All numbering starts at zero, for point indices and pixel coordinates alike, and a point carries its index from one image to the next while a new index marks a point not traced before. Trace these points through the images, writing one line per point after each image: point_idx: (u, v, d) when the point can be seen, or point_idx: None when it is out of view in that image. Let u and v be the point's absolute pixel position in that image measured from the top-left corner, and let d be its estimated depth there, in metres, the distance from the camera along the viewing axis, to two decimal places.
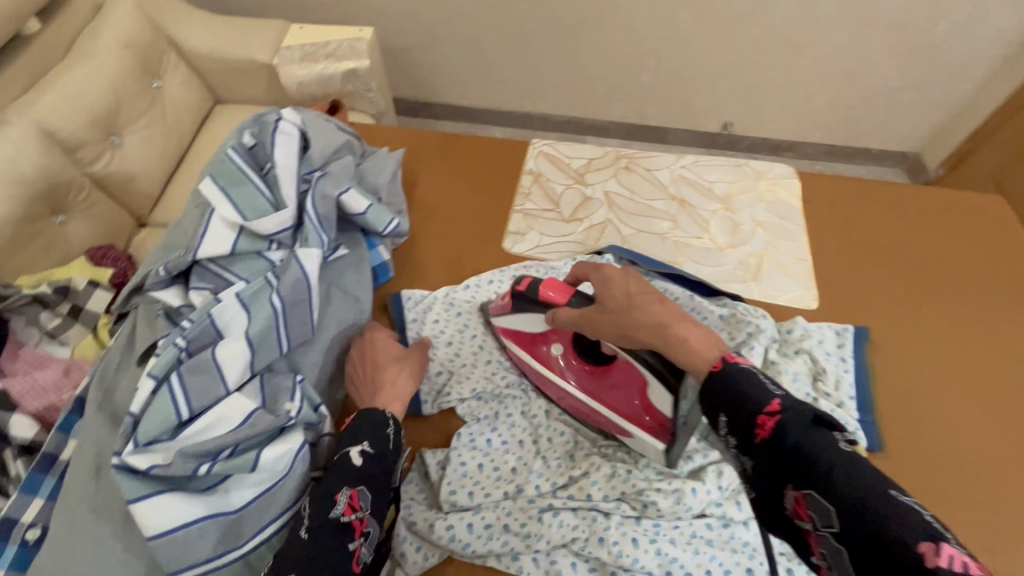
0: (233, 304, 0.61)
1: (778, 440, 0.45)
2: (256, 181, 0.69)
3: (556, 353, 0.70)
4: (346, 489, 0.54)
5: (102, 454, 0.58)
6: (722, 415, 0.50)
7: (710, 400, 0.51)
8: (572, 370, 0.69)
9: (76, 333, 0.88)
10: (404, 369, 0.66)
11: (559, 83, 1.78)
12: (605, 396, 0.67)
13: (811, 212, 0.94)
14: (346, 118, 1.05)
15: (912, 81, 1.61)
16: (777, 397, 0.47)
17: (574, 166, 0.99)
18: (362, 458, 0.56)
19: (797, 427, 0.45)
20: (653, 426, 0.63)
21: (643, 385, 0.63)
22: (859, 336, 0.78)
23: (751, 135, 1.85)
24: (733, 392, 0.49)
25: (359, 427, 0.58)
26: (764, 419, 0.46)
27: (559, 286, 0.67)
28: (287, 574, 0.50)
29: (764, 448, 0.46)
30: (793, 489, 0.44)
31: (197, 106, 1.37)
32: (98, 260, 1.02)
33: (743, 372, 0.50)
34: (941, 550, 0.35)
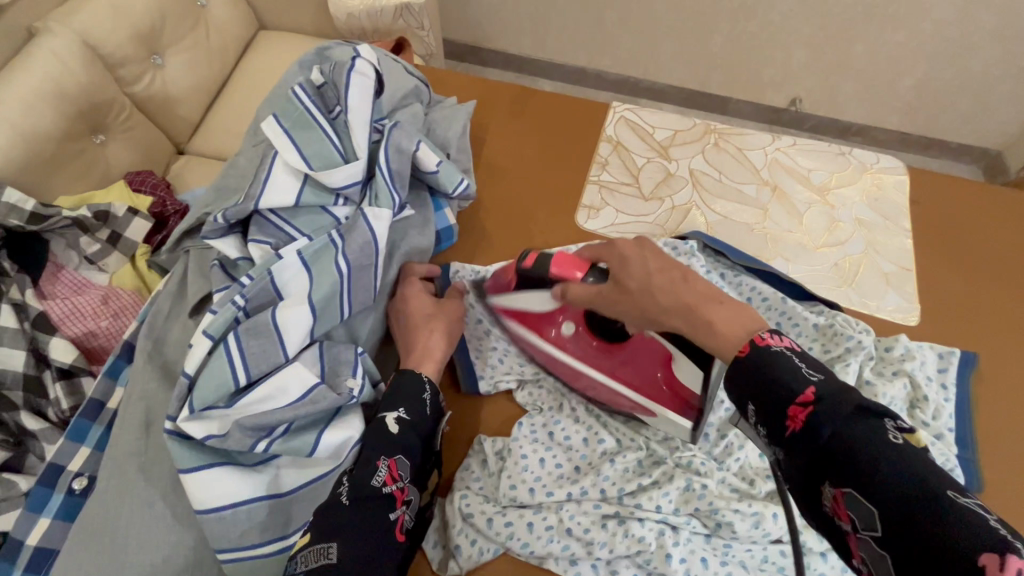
0: (294, 264, 0.55)
1: (812, 432, 0.39)
2: (324, 126, 0.62)
3: (566, 333, 0.66)
4: (385, 459, 0.50)
5: (151, 410, 0.54)
6: (750, 404, 0.44)
7: (735, 388, 0.45)
8: (585, 348, 0.65)
9: (115, 261, 0.85)
10: (437, 330, 0.61)
11: (622, 38, 1.63)
12: (621, 374, 0.63)
13: (918, 216, 0.84)
14: (410, 59, 0.96)
15: (1017, 71, 1.44)
16: (812, 384, 0.41)
17: (657, 137, 0.90)
18: (398, 426, 0.52)
19: (836, 416, 0.39)
20: (679, 403, 0.60)
21: (666, 357, 0.62)
22: (965, 362, 0.70)
23: (820, 114, 1.69)
24: (761, 380, 0.43)
25: (395, 393, 0.55)
26: (796, 410, 0.41)
27: (571, 261, 0.59)
28: (329, 540, 0.45)
29: (794, 442, 0.40)
30: (831, 486, 0.38)
31: (240, 30, 1.27)
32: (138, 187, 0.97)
33: (775, 355, 0.43)
34: (1007, 564, 0.30)
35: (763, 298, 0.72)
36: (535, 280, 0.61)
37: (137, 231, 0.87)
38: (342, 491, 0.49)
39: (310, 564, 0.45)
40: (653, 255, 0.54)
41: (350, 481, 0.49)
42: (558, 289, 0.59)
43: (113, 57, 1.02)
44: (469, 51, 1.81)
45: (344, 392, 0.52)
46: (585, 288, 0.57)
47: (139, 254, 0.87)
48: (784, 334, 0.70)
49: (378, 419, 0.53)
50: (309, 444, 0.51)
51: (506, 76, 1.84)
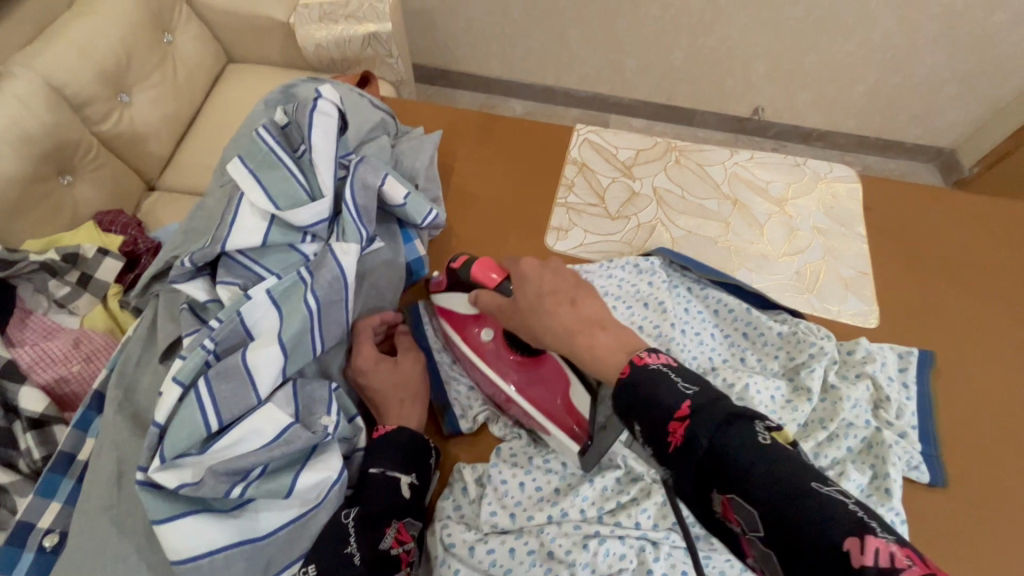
0: (263, 303, 0.56)
1: (691, 444, 0.40)
2: (289, 166, 0.63)
3: (485, 340, 0.66)
4: (394, 522, 0.52)
5: (123, 460, 0.53)
6: (638, 423, 0.44)
7: (621, 407, 0.46)
8: (503, 361, 0.64)
9: (85, 302, 0.83)
10: (407, 401, 0.61)
11: (586, 56, 1.68)
12: (528, 391, 0.63)
13: (872, 221, 0.88)
14: (377, 91, 0.97)
15: (959, 73, 1.52)
16: (688, 399, 0.41)
17: (621, 157, 0.93)
18: (410, 490, 0.54)
19: (711, 424, 0.39)
20: (569, 428, 0.60)
21: (569, 385, 0.62)
22: (923, 361, 0.73)
23: (780, 121, 1.75)
24: (646, 397, 0.43)
25: (397, 452, 0.56)
26: (676, 425, 0.41)
27: (489, 267, 0.64)
28: None
29: (679, 457, 0.40)
30: (718, 493, 0.38)
31: (209, 65, 1.29)
32: (107, 227, 0.97)
33: (652, 373, 0.45)
34: (865, 545, 0.31)
35: (730, 310, 0.75)
36: (456, 279, 0.67)
37: (106, 272, 0.86)
38: (348, 548, 0.51)
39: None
40: (549, 278, 0.57)
41: (358, 541, 0.51)
42: (474, 294, 0.63)
43: (80, 96, 1.02)
44: (440, 75, 1.84)
45: (319, 430, 0.53)
46: (494, 299, 0.61)
47: (110, 295, 0.85)
48: (750, 344, 0.73)
49: (386, 476, 0.54)
50: (284, 487, 0.50)
51: (476, 97, 1.87)
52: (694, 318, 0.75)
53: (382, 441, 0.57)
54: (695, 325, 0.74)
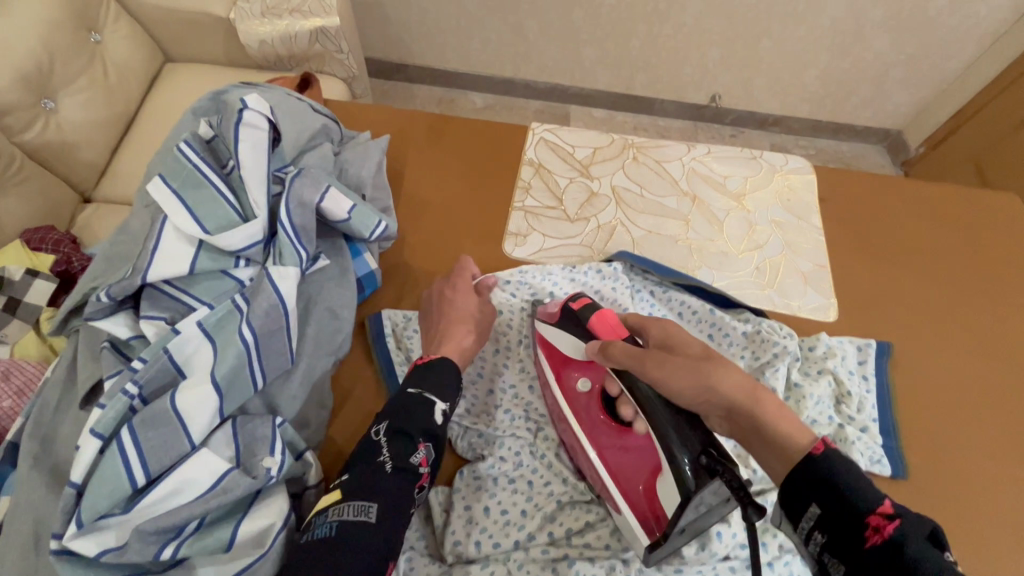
0: (195, 337, 0.52)
1: (889, 544, 0.39)
2: (217, 184, 0.58)
3: (581, 388, 0.61)
4: (426, 441, 0.54)
5: (42, 521, 0.48)
6: (815, 504, 0.44)
7: (790, 488, 0.46)
8: (593, 418, 0.59)
9: (16, 330, 0.77)
10: (473, 331, 0.65)
11: (545, 47, 1.64)
12: (609, 455, 0.57)
13: (827, 212, 0.88)
14: (319, 92, 0.91)
15: (906, 57, 1.55)
16: (888, 499, 0.41)
17: (578, 156, 0.90)
18: (442, 418, 0.56)
19: (919, 532, 0.39)
20: (644, 514, 0.53)
21: (654, 469, 0.53)
22: (881, 352, 0.74)
23: (738, 107, 1.76)
24: (836, 484, 0.43)
25: (437, 377, 0.58)
26: (878, 521, 0.40)
27: (611, 324, 0.59)
28: (369, 501, 0.48)
29: (869, 552, 0.40)
30: None
31: (143, 64, 1.19)
32: (36, 244, 0.88)
33: (849, 463, 0.44)
34: None
35: (693, 312, 0.74)
36: (573, 319, 0.62)
37: (37, 295, 0.80)
38: (381, 457, 0.52)
39: (347, 517, 0.47)
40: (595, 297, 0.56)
41: (391, 450, 0.52)
42: (598, 346, 0.58)
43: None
44: (395, 68, 1.77)
45: (260, 474, 0.49)
46: (625, 349, 0.55)
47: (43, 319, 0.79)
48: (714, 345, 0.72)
49: (422, 398, 0.56)
50: (224, 540, 0.47)
51: (435, 92, 1.81)
52: None
53: (434, 364, 0.59)
54: None
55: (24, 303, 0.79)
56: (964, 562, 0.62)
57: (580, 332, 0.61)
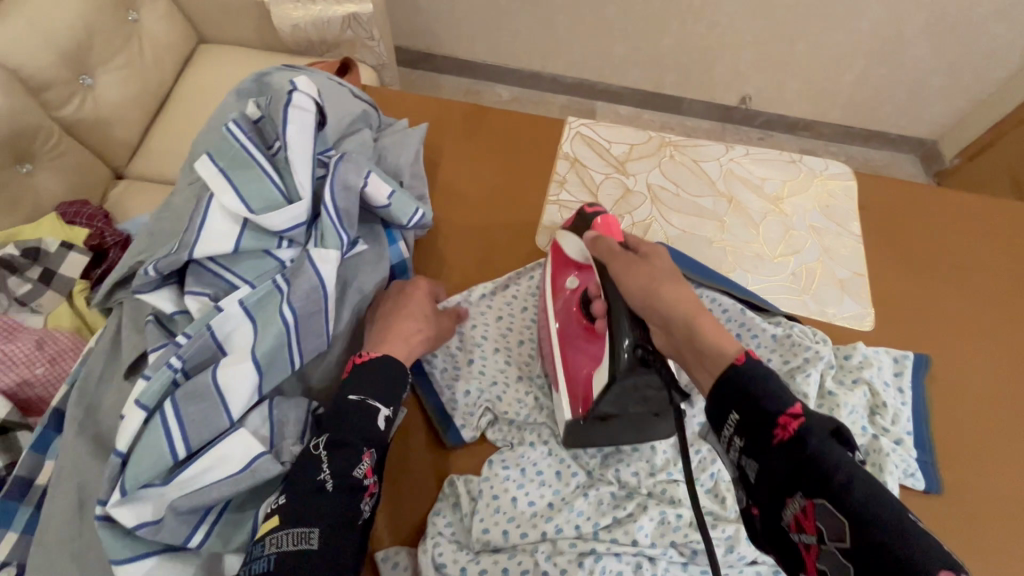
0: (236, 315, 0.52)
1: (801, 442, 0.38)
2: (263, 164, 0.58)
3: (568, 285, 0.65)
4: (369, 452, 0.51)
5: (86, 487, 0.50)
6: (732, 412, 0.42)
7: (718, 396, 0.44)
8: (566, 311, 0.63)
9: (49, 301, 0.79)
10: (423, 334, 0.60)
11: (574, 41, 1.62)
12: (569, 349, 0.61)
13: (866, 219, 0.86)
14: (357, 78, 0.91)
15: (946, 65, 1.51)
16: (800, 400, 0.40)
17: (614, 152, 0.89)
18: (386, 424, 0.53)
19: (823, 427, 0.38)
20: (577, 396, 0.59)
21: (595, 365, 0.57)
22: (919, 365, 0.72)
23: (768, 110, 1.72)
24: (749, 391, 0.42)
25: (381, 382, 0.54)
26: (787, 420, 0.39)
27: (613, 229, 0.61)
28: (310, 526, 0.46)
29: (779, 452, 0.39)
30: (802, 497, 0.37)
31: (177, 43, 1.20)
32: (71, 218, 0.91)
33: (760, 370, 0.43)
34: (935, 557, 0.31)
35: (723, 311, 0.72)
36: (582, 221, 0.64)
37: (72, 267, 0.81)
38: (321, 475, 0.48)
39: (286, 548, 0.45)
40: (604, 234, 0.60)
41: (332, 466, 0.49)
42: (593, 235, 0.59)
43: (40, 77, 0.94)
44: (423, 58, 1.77)
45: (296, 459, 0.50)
46: (614, 245, 0.57)
47: (76, 292, 0.80)
48: (745, 347, 0.71)
49: (364, 406, 0.53)
50: (250, 529, 0.49)
51: (461, 83, 1.80)
52: None
53: (374, 366, 0.55)
54: None
55: (58, 274, 0.80)
56: None
57: (582, 228, 0.64)
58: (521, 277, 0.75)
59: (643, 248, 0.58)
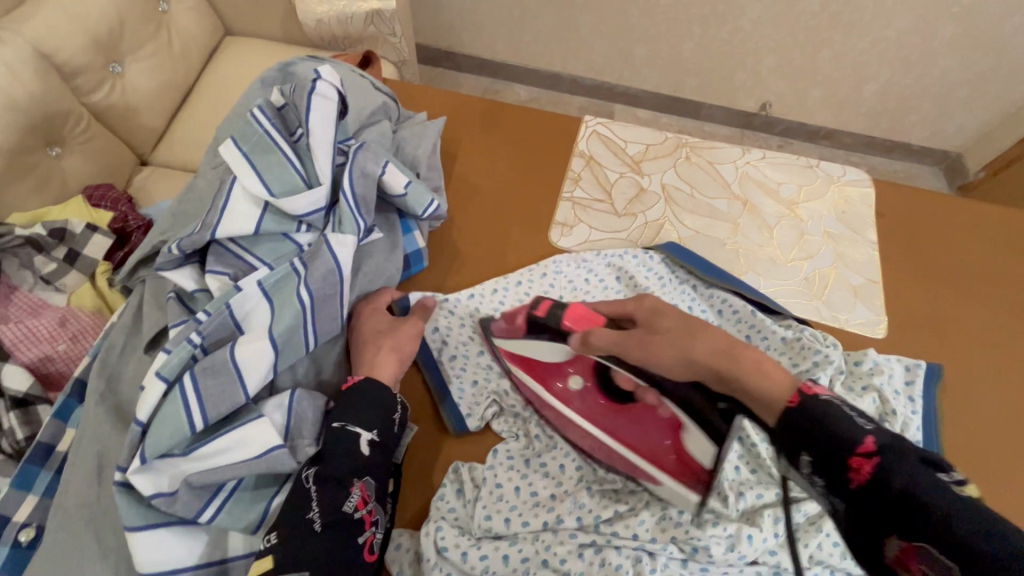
0: (255, 295, 0.54)
1: (882, 484, 0.39)
2: (285, 149, 0.60)
3: (572, 387, 0.64)
4: (356, 482, 0.50)
5: (105, 453, 0.51)
6: (804, 455, 0.44)
7: (784, 438, 0.45)
8: (588, 402, 0.63)
9: (72, 280, 0.80)
10: (387, 350, 0.59)
11: (595, 43, 1.63)
12: (626, 433, 0.61)
13: (883, 227, 0.86)
14: (379, 71, 0.93)
15: (972, 77, 1.48)
16: (870, 433, 0.41)
17: (630, 151, 0.90)
18: (370, 449, 0.51)
19: (905, 461, 0.39)
20: (683, 473, 0.57)
21: (675, 427, 0.59)
22: (931, 375, 0.71)
23: (789, 118, 1.71)
24: (822, 431, 0.43)
25: (362, 408, 0.53)
26: (860, 461, 0.40)
27: (581, 317, 0.63)
28: (301, 566, 0.45)
29: (864, 494, 0.40)
30: (900, 538, 0.38)
31: (206, 35, 1.22)
32: (96, 201, 0.93)
33: (826, 404, 0.44)
34: None
35: (734, 311, 0.73)
36: (540, 329, 0.65)
37: (95, 249, 0.83)
38: (310, 514, 0.48)
39: None
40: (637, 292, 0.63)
41: (320, 504, 0.48)
42: (579, 338, 0.60)
43: (70, 64, 0.97)
44: (444, 56, 1.78)
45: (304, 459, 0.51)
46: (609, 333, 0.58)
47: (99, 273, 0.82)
48: None
49: (346, 432, 0.52)
50: (259, 513, 0.50)
51: (481, 82, 1.82)
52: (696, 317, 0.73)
53: (351, 393, 0.54)
54: None
55: (82, 255, 0.82)
56: None
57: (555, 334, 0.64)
58: (532, 270, 0.75)
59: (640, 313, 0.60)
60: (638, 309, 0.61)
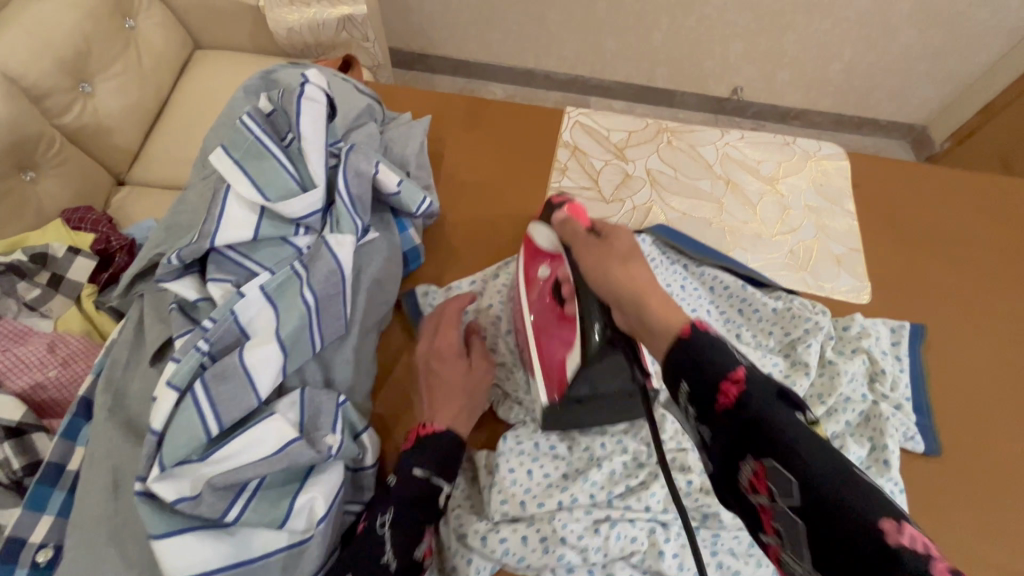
0: (257, 300, 0.54)
1: (742, 407, 0.36)
2: (277, 154, 0.60)
3: (541, 275, 0.62)
4: (430, 532, 0.53)
5: (119, 468, 0.51)
6: (682, 382, 0.40)
7: (665, 364, 0.41)
8: (537, 297, 0.61)
9: (59, 305, 0.79)
10: (470, 401, 0.61)
11: (566, 37, 1.65)
12: (540, 335, 0.59)
13: (860, 198, 0.89)
14: (360, 76, 0.94)
15: (931, 51, 1.54)
16: (743, 365, 0.38)
17: (613, 139, 0.92)
18: (446, 502, 0.55)
19: (768, 391, 0.36)
20: (551, 380, 0.58)
21: (563, 345, 0.57)
22: (915, 334, 0.75)
23: (759, 101, 1.75)
24: (696, 360, 0.39)
25: (447, 457, 0.56)
26: (728, 386, 0.37)
27: (581, 215, 0.59)
28: None
29: (726, 418, 0.37)
30: (753, 459, 0.35)
31: (175, 50, 1.21)
32: (76, 224, 0.91)
33: (709, 338, 0.40)
34: (904, 530, 0.28)
35: (724, 287, 0.75)
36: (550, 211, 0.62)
37: (78, 271, 0.82)
38: (385, 555, 0.51)
39: None
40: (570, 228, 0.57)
41: (395, 546, 0.51)
42: (561, 227, 0.58)
43: (36, 87, 0.95)
44: (417, 58, 1.78)
45: (323, 450, 0.51)
46: (579, 232, 0.56)
47: (84, 296, 0.81)
48: (746, 321, 0.73)
49: (431, 483, 0.55)
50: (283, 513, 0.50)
51: (455, 83, 1.82)
52: (690, 295, 0.74)
53: (438, 440, 0.56)
54: (692, 301, 0.73)
55: (66, 279, 0.81)
56: (996, 541, 0.63)
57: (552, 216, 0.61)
58: None
59: (605, 232, 0.55)
60: (612, 231, 0.55)
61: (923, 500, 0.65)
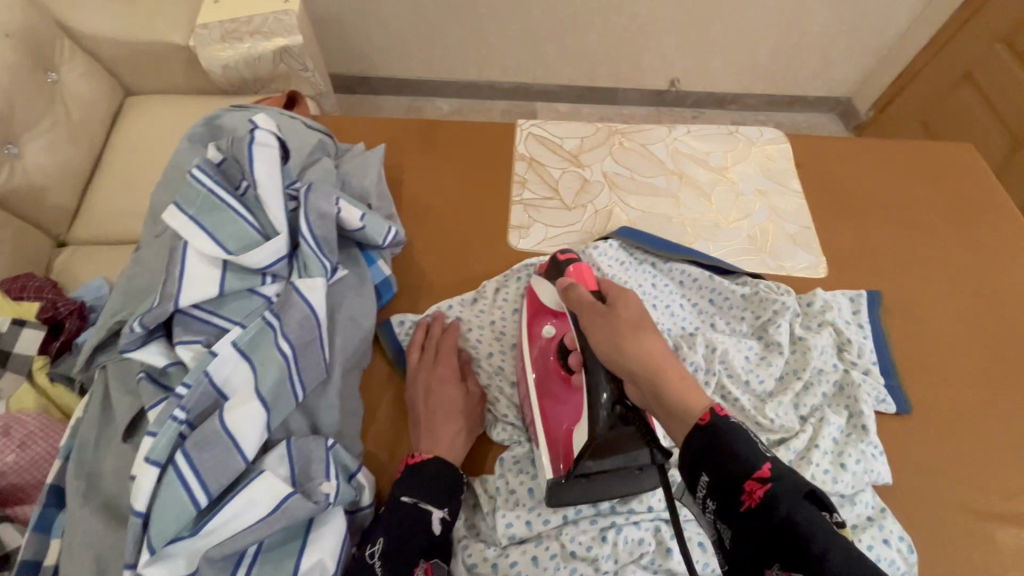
0: (230, 357, 0.52)
1: (769, 509, 0.38)
2: (232, 205, 0.58)
3: (546, 335, 0.63)
4: (422, 562, 0.52)
5: (103, 556, 0.49)
6: (704, 473, 0.41)
7: (688, 455, 0.43)
8: (544, 359, 0.62)
9: (8, 383, 0.74)
10: (462, 427, 0.61)
11: (504, 47, 1.66)
12: (548, 403, 0.59)
13: (804, 177, 0.94)
14: (307, 110, 0.92)
15: (848, 28, 1.63)
16: (768, 460, 0.40)
17: (567, 147, 0.93)
18: (442, 526, 0.54)
19: (794, 492, 0.38)
20: (558, 452, 0.57)
21: (573, 423, 0.55)
22: (872, 300, 0.79)
23: (697, 89, 1.81)
24: (721, 452, 0.41)
25: (434, 483, 0.55)
26: (754, 486, 0.39)
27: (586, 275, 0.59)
28: None
29: (749, 518, 0.38)
30: (780, 569, 0.37)
31: (103, 99, 1.15)
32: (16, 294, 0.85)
33: (734, 425, 0.42)
34: None
35: (694, 280, 0.77)
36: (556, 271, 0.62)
37: (26, 344, 0.77)
38: None
39: None
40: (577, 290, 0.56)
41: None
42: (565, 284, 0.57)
43: None
44: (359, 81, 1.76)
45: (321, 499, 0.51)
46: (586, 295, 0.55)
47: (36, 370, 0.76)
48: (717, 309, 0.76)
49: (420, 508, 0.54)
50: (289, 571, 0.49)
51: (401, 102, 1.81)
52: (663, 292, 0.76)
53: (422, 467, 0.56)
54: (663, 299, 0.75)
55: (13, 355, 0.76)
56: (968, 484, 0.67)
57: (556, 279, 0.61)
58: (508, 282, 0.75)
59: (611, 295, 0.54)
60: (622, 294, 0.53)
61: (898, 458, 0.68)
